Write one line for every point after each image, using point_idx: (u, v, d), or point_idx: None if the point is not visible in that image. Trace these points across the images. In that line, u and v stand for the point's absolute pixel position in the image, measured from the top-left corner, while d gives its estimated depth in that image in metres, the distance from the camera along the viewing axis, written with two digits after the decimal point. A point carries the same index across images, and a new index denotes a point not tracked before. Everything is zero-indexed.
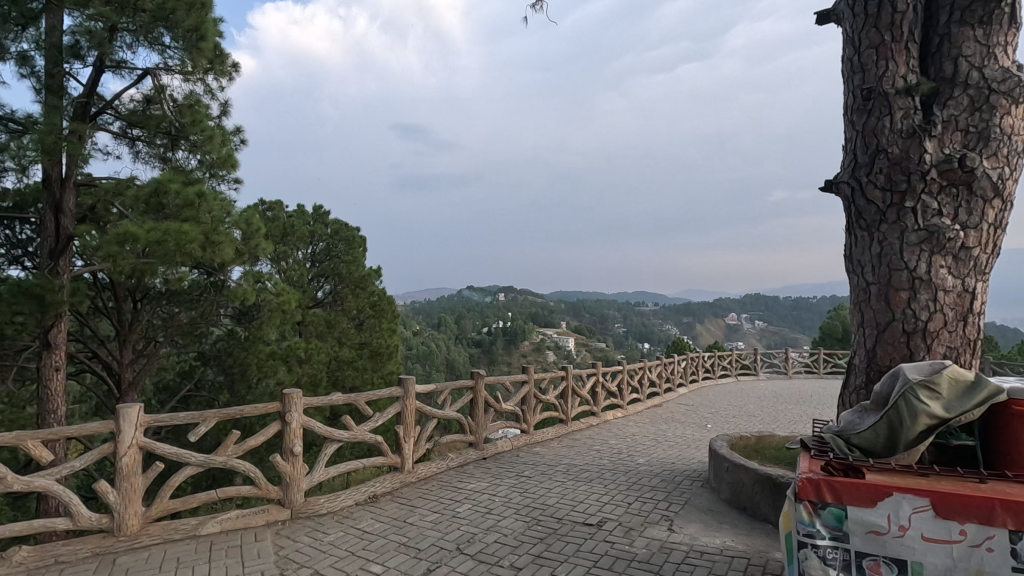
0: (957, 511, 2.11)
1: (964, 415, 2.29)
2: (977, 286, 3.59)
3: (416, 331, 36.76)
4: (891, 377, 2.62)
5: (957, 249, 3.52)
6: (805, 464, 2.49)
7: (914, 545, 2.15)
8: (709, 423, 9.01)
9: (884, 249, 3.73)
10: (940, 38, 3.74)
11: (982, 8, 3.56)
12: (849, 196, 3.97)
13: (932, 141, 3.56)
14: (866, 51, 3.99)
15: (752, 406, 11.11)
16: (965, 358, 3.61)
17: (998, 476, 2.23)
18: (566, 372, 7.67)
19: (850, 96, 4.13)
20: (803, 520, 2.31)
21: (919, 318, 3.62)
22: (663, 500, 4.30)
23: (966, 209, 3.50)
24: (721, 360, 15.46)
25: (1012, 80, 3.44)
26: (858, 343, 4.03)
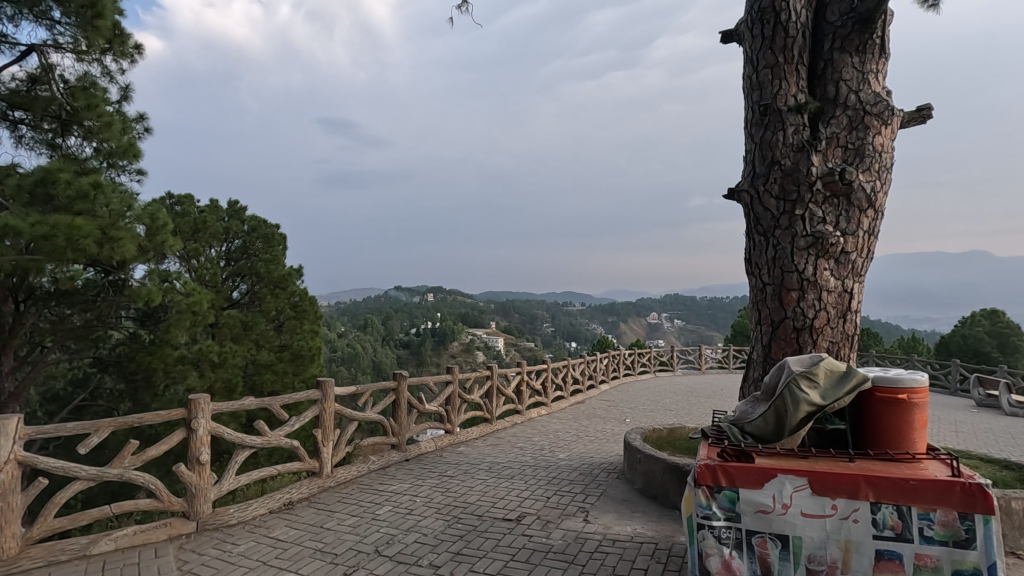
0: (830, 488, 2.36)
1: (836, 402, 2.55)
2: (855, 287, 4.01)
3: (341, 332, 35.64)
4: (778, 369, 2.87)
5: (838, 253, 3.91)
6: (705, 451, 2.68)
7: (795, 520, 2.37)
8: (628, 418, 9.41)
9: (778, 253, 4.06)
10: (824, 62, 4.14)
11: (859, 38, 3.99)
12: (748, 203, 4.28)
13: (818, 155, 3.94)
14: (763, 70, 4.31)
15: (668, 400, 11.68)
16: (845, 351, 4.01)
17: (863, 455, 2.51)
18: (491, 371, 7.74)
19: (749, 111, 4.45)
20: (701, 503, 2.49)
21: (807, 316, 3.99)
22: (580, 492, 4.46)
23: (846, 217, 3.89)
24: (641, 357, 16.16)
25: (882, 104, 3.89)
26: (755, 339, 4.37)
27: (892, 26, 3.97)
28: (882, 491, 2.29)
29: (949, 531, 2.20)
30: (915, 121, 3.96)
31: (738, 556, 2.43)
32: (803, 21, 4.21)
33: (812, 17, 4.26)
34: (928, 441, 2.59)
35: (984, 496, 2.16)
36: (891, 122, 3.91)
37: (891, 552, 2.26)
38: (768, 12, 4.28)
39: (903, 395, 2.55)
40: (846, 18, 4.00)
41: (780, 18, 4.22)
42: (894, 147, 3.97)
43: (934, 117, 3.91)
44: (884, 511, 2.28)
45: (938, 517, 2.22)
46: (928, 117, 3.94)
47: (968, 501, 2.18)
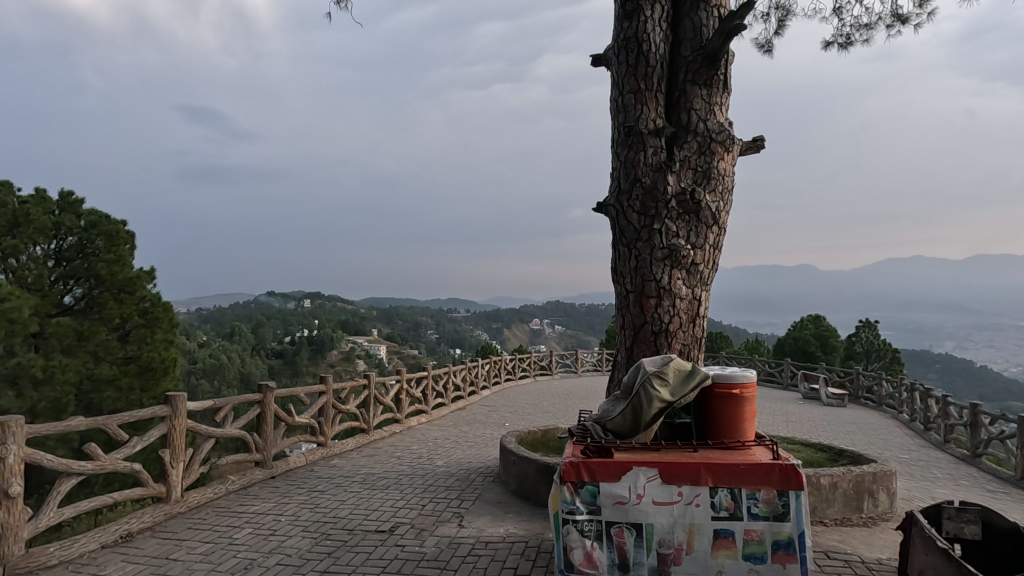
0: (677, 477, 2.60)
1: (682, 398, 2.84)
2: (702, 295, 4.48)
3: (202, 340, 32.34)
4: (634, 369, 3.13)
5: (689, 265, 4.35)
6: (570, 450, 2.83)
7: (647, 509, 2.59)
8: (507, 422, 9.60)
9: (639, 263, 4.41)
10: (679, 92, 4.59)
11: (707, 73, 4.49)
12: (613, 217, 4.60)
13: (673, 175, 4.35)
14: (628, 93, 4.67)
15: (546, 404, 12.10)
16: (694, 353, 4.47)
17: (706, 445, 2.80)
18: (368, 380, 7.50)
19: (615, 131, 4.78)
20: (566, 499, 2.63)
21: (663, 321, 4.38)
22: (456, 498, 4.48)
23: (695, 232, 4.34)
24: (522, 362, 16.58)
25: (725, 133, 4.41)
26: (619, 343, 4.69)
27: (732, 66, 4.54)
28: (718, 476, 2.57)
29: (770, 507, 2.53)
30: (751, 150, 4.54)
31: (598, 547, 2.61)
32: (661, 53, 4.66)
33: (668, 50, 4.72)
34: (757, 430, 2.96)
35: (796, 475, 2.52)
36: (732, 149, 4.46)
37: (726, 530, 2.54)
38: (632, 42, 4.66)
39: (737, 390, 2.90)
40: (696, 55, 4.49)
41: (642, 48, 4.63)
42: (734, 172, 4.52)
43: (765, 148, 4.52)
44: (721, 494, 2.56)
45: (762, 495, 2.54)
46: (761, 147, 4.54)
47: (785, 480, 2.52)
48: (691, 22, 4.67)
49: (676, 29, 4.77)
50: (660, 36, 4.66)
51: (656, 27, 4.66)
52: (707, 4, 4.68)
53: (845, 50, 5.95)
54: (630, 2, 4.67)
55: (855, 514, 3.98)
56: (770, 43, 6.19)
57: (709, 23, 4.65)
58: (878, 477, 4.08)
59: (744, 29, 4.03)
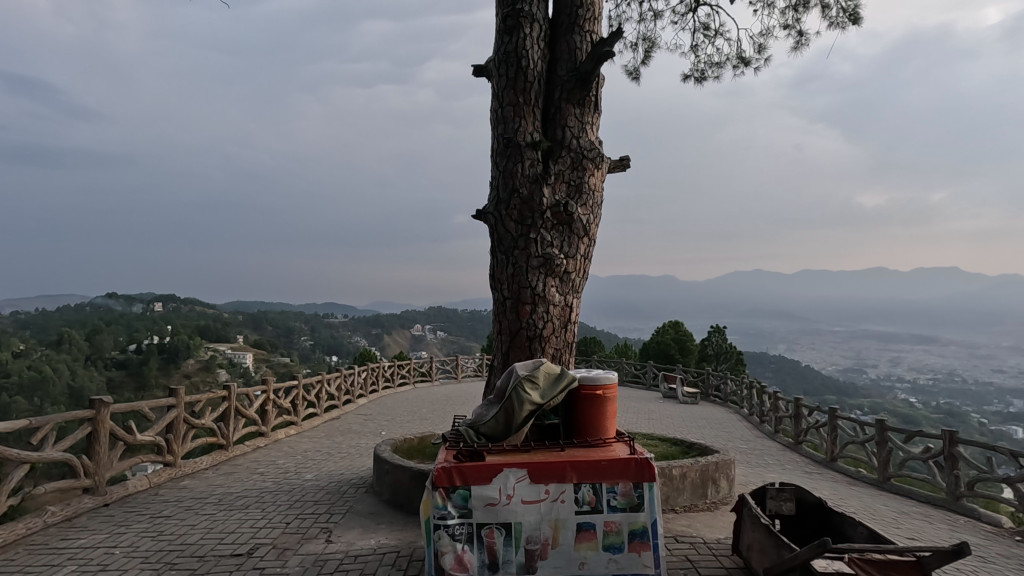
0: (544, 476, 2.71)
1: (551, 401, 2.98)
2: (574, 302, 4.73)
3: (18, 350, 27.40)
4: (507, 373, 3.22)
5: (562, 273, 4.57)
6: (442, 455, 2.84)
7: (516, 508, 2.67)
8: (384, 431, 9.33)
9: (516, 271, 4.55)
10: (555, 109, 4.83)
11: (580, 94, 4.78)
12: (492, 225, 4.70)
13: (548, 188, 4.56)
14: (507, 106, 4.81)
15: (425, 411, 11.96)
16: (566, 357, 4.70)
17: (572, 445, 2.95)
18: (228, 391, 6.88)
19: (495, 141, 4.90)
20: (437, 505, 2.63)
21: (537, 326, 4.56)
22: (324, 513, 4.26)
23: (568, 243, 4.58)
24: (401, 369, 16.24)
25: (595, 151, 4.72)
26: (496, 349, 4.79)
27: (602, 89, 4.88)
28: (581, 473, 2.72)
29: (627, 499, 2.73)
30: (618, 168, 4.90)
31: (469, 550, 2.64)
32: (539, 70, 4.87)
33: (546, 68, 4.95)
34: (618, 427, 3.18)
35: (650, 467, 2.74)
36: (601, 166, 4.77)
37: (588, 524, 2.70)
38: (511, 57, 4.82)
39: (600, 391, 3.10)
40: (571, 75, 4.76)
41: (521, 64, 4.81)
42: (603, 188, 4.84)
43: (630, 167, 4.90)
44: (584, 490, 2.71)
45: (620, 489, 2.73)
46: (627, 166, 4.92)
47: (641, 473, 2.73)
48: (567, 44, 4.95)
49: (553, 50, 5.02)
50: (538, 53, 4.87)
51: (534, 44, 4.86)
52: (581, 29, 4.98)
53: (699, 84, 6.68)
54: (510, 18, 4.83)
55: (701, 500, 4.44)
56: (638, 71, 6.76)
57: (583, 47, 4.95)
58: (720, 466, 4.59)
59: (613, 56, 4.38)
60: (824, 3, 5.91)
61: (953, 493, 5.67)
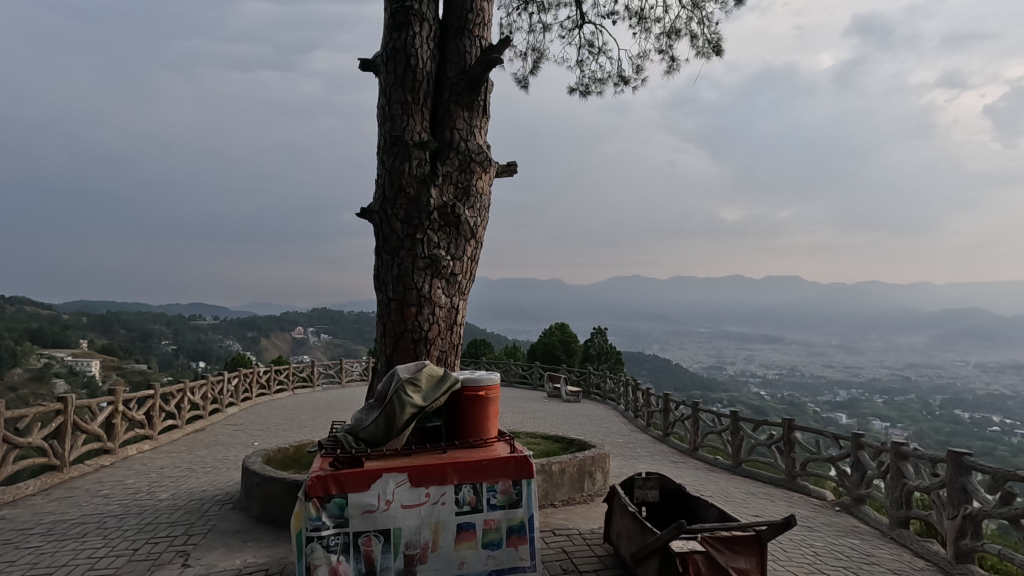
0: (425, 479, 2.68)
1: (434, 403, 2.95)
2: (460, 304, 4.73)
3: None
4: (389, 377, 3.14)
5: (448, 275, 4.56)
6: (318, 463, 2.70)
7: (396, 513, 2.62)
8: (257, 442, 8.68)
9: (402, 272, 4.47)
10: (444, 110, 4.82)
11: (469, 97, 4.80)
12: (377, 224, 4.57)
13: (435, 189, 4.53)
14: (395, 103, 4.71)
15: (304, 418, 11.30)
16: (451, 358, 4.69)
17: (454, 446, 2.95)
18: (65, 405, 6.00)
19: (381, 139, 4.78)
20: (311, 516, 2.50)
21: (422, 328, 4.51)
22: (180, 535, 3.86)
23: (455, 245, 4.58)
24: (278, 374, 15.18)
25: (483, 155, 4.77)
26: (380, 351, 4.67)
27: (491, 94, 4.95)
28: (462, 474, 2.72)
29: (507, 496, 2.79)
30: (505, 173, 5.00)
31: (345, 560, 2.54)
32: (428, 70, 4.83)
33: (435, 69, 4.92)
34: (499, 427, 3.24)
35: (528, 465, 2.82)
36: (489, 170, 4.83)
37: (468, 523, 2.71)
38: (400, 55, 4.74)
39: (483, 391, 3.13)
40: (460, 78, 4.78)
41: (410, 62, 4.74)
42: (491, 191, 4.90)
43: (517, 172, 5.02)
44: (464, 490, 2.72)
45: (500, 487, 2.78)
46: (514, 172, 5.03)
47: (520, 470, 2.81)
48: (456, 47, 4.97)
49: (443, 51, 5.01)
50: (427, 53, 4.83)
51: (424, 44, 4.82)
52: (471, 33, 5.02)
53: (584, 97, 7.03)
54: (399, 14, 4.74)
55: (578, 493, 4.66)
56: (527, 79, 6.96)
57: (472, 51, 4.99)
58: (596, 460, 4.85)
59: (501, 63, 4.47)
60: (693, 33, 6.51)
61: (790, 473, 6.48)
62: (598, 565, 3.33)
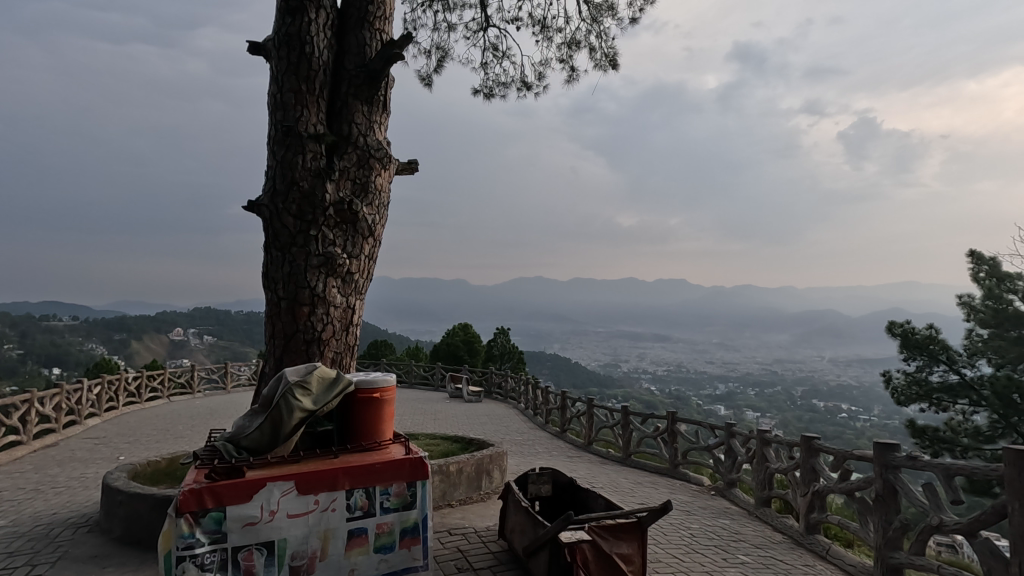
0: (314, 485, 2.56)
1: (325, 406, 2.83)
2: (356, 304, 4.59)
3: None
4: (276, 381, 2.97)
5: (344, 274, 4.40)
6: (192, 476, 2.49)
7: (280, 524, 2.48)
8: (123, 456, 7.81)
9: (293, 270, 4.25)
10: (341, 103, 4.64)
11: (368, 91, 4.66)
12: (266, 218, 4.31)
13: (331, 183, 4.34)
14: (288, 92, 4.47)
15: (181, 428, 10.34)
16: (347, 360, 4.53)
17: (346, 451, 2.86)
18: None
19: (272, 128, 4.51)
20: (183, 533, 2.30)
21: (315, 329, 4.31)
22: (22, 566, 3.38)
23: (352, 242, 4.42)
24: (150, 380, 13.73)
25: (383, 151, 4.65)
26: (268, 353, 4.40)
27: (392, 90, 4.85)
28: (353, 479, 2.64)
29: (401, 499, 2.75)
30: (406, 171, 4.92)
31: None
32: (324, 60, 4.63)
33: (332, 59, 4.73)
34: (394, 428, 3.18)
35: (423, 466, 2.80)
36: (389, 167, 4.72)
37: (359, 529, 2.64)
38: (294, 41, 4.51)
39: (377, 393, 3.06)
40: (359, 70, 4.63)
41: (304, 49, 4.51)
42: (390, 189, 4.80)
43: (418, 171, 4.96)
44: (356, 495, 2.65)
45: (394, 489, 2.74)
46: (415, 170, 4.96)
47: (414, 472, 2.78)
48: (355, 38, 4.81)
49: (341, 42, 4.83)
50: (324, 42, 4.63)
51: (320, 32, 4.61)
52: (371, 25, 4.88)
53: (487, 100, 7.09)
54: None
55: (475, 492, 4.69)
56: (430, 78, 6.89)
57: (372, 44, 4.85)
58: (493, 458, 4.92)
59: (402, 59, 4.39)
60: (592, 46, 6.79)
61: (673, 462, 6.98)
62: (493, 561, 3.38)
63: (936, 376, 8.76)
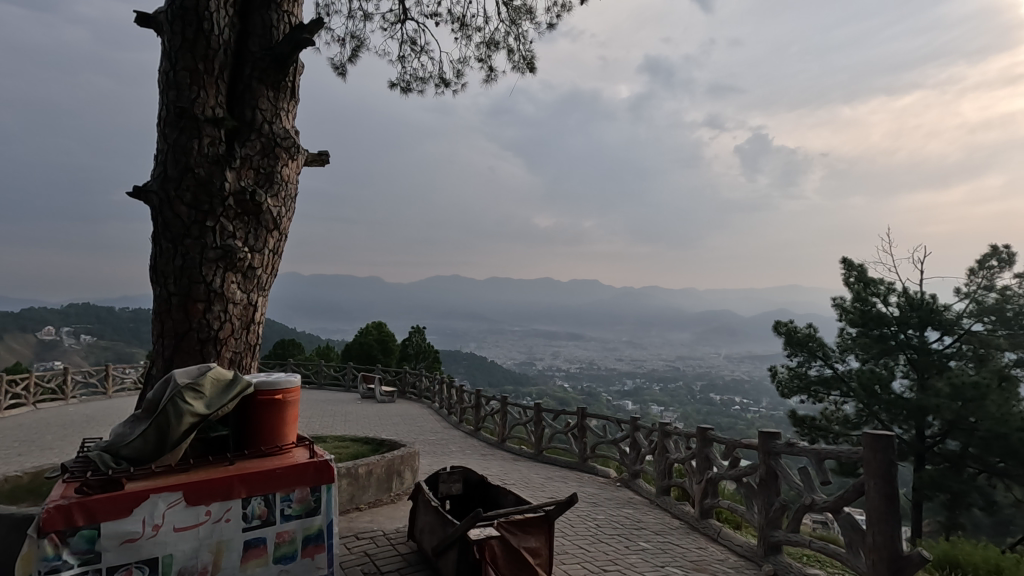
0: (205, 495, 2.38)
1: (220, 410, 2.64)
2: (258, 300, 4.33)
3: None
4: (163, 384, 2.73)
5: (245, 268, 4.13)
6: (59, 490, 2.23)
7: (165, 538, 2.29)
8: None
9: (186, 263, 3.92)
10: (244, 86, 4.35)
11: (274, 76, 4.41)
12: (155, 206, 3.95)
13: (231, 171, 4.05)
14: (182, 71, 4.12)
15: (49, 438, 9.20)
16: (247, 360, 4.27)
17: (244, 457, 2.69)
18: None
19: (164, 109, 4.13)
20: (46, 556, 2.05)
21: (211, 327, 4.01)
22: None
23: (254, 235, 4.16)
24: (11, 386, 12.09)
25: (290, 140, 4.42)
26: (156, 353, 4.04)
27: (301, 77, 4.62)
28: (251, 486, 2.48)
29: (303, 505, 2.63)
30: (316, 162, 4.71)
31: None
32: (225, 39, 4.31)
33: (235, 39, 4.42)
34: (298, 431, 3.03)
35: (329, 469, 2.69)
36: (296, 157, 4.50)
37: (257, 539, 2.49)
38: (190, 16, 4.16)
39: (280, 395, 2.90)
40: (264, 53, 4.37)
41: (202, 26, 4.18)
42: (298, 180, 4.57)
43: (329, 163, 4.77)
44: (254, 503, 2.49)
45: (296, 495, 2.61)
46: (325, 162, 4.76)
47: (319, 476, 2.66)
48: (261, 19, 4.53)
49: (245, 21, 4.53)
50: (225, 20, 4.31)
51: (220, 9, 4.29)
52: (279, 7, 4.62)
53: (404, 94, 6.94)
54: None
55: (385, 494, 4.59)
56: (344, 67, 6.63)
57: (280, 27, 4.60)
58: (405, 458, 4.84)
59: (313, 45, 4.19)
60: (510, 48, 6.86)
61: (583, 456, 7.22)
62: (401, 563, 3.33)
63: (814, 370, 9.73)
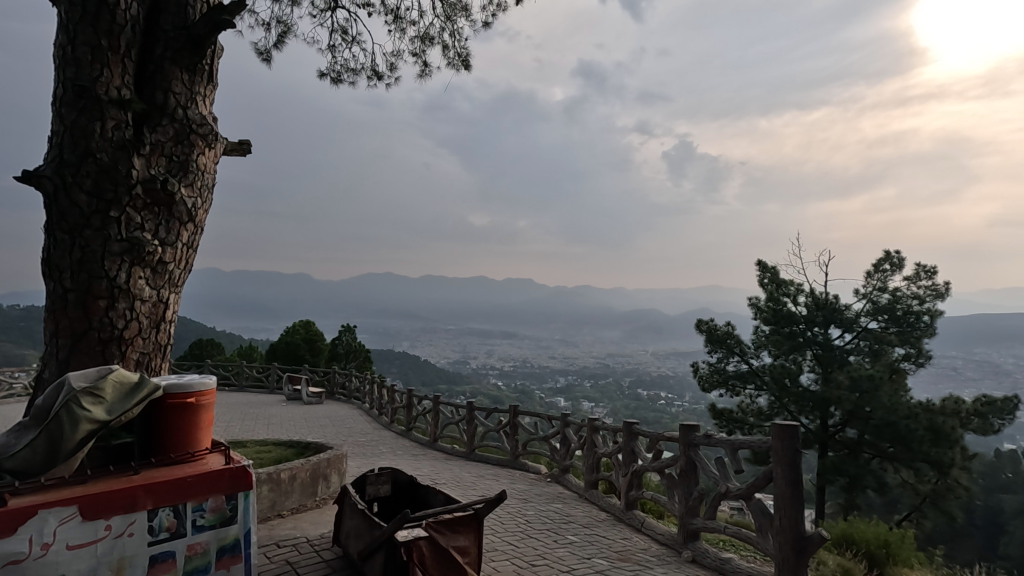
0: (104, 509, 2.19)
1: (122, 416, 2.43)
2: (169, 297, 4.04)
3: None
4: (55, 389, 2.47)
5: (155, 262, 3.84)
6: None
7: (56, 558, 2.08)
8: None
9: (86, 256, 3.59)
10: (154, 67, 4.03)
11: (189, 58, 4.12)
12: (50, 194, 3.59)
13: (139, 158, 3.74)
14: (82, 46, 3.77)
15: None
16: (155, 362, 3.99)
17: (149, 465, 2.50)
18: None
19: (61, 87, 3.75)
20: None
21: (115, 327, 3.70)
22: None
23: (165, 227, 3.87)
24: None
25: (207, 127, 4.15)
26: (49, 355, 3.68)
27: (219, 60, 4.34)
28: (158, 496, 2.31)
29: (217, 514, 2.48)
30: (236, 151, 4.46)
31: None
32: (133, 15, 3.98)
33: (144, 16, 4.10)
34: (212, 436, 2.86)
35: (246, 475, 2.56)
36: (213, 145, 4.23)
37: (165, 553, 2.33)
38: None
39: (193, 398, 2.72)
40: (178, 32, 4.07)
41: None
42: (215, 170, 4.31)
43: (251, 153, 4.53)
44: (161, 515, 2.32)
45: (209, 505, 2.45)
46: (247, 152, 4.52)
47: (235, 483, 2.53)
48: None
49: None
50: None
51: None
52: None
53: (334, 84, 6.71)
54: None
55: (310, 499, 4.42)
56: (269, 53, 6.33)
57: (196, 6, 4.31)
58: (331, 461, 4.68)
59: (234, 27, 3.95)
60: (444, 44, 6.79)
61: (514, 453, 7.29)
62: (325, 570, 3.22)
63: (732, 365, 10.32)
